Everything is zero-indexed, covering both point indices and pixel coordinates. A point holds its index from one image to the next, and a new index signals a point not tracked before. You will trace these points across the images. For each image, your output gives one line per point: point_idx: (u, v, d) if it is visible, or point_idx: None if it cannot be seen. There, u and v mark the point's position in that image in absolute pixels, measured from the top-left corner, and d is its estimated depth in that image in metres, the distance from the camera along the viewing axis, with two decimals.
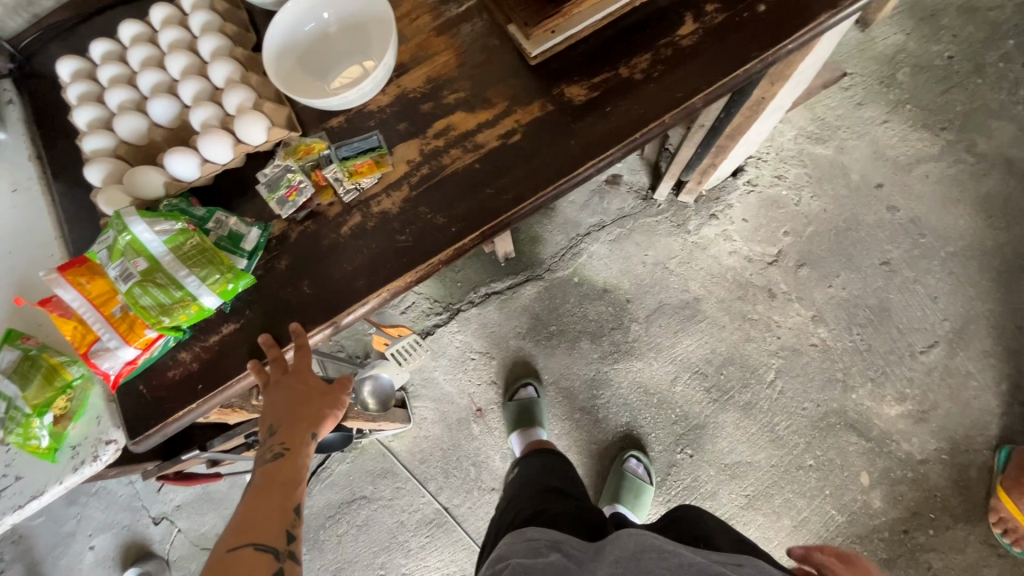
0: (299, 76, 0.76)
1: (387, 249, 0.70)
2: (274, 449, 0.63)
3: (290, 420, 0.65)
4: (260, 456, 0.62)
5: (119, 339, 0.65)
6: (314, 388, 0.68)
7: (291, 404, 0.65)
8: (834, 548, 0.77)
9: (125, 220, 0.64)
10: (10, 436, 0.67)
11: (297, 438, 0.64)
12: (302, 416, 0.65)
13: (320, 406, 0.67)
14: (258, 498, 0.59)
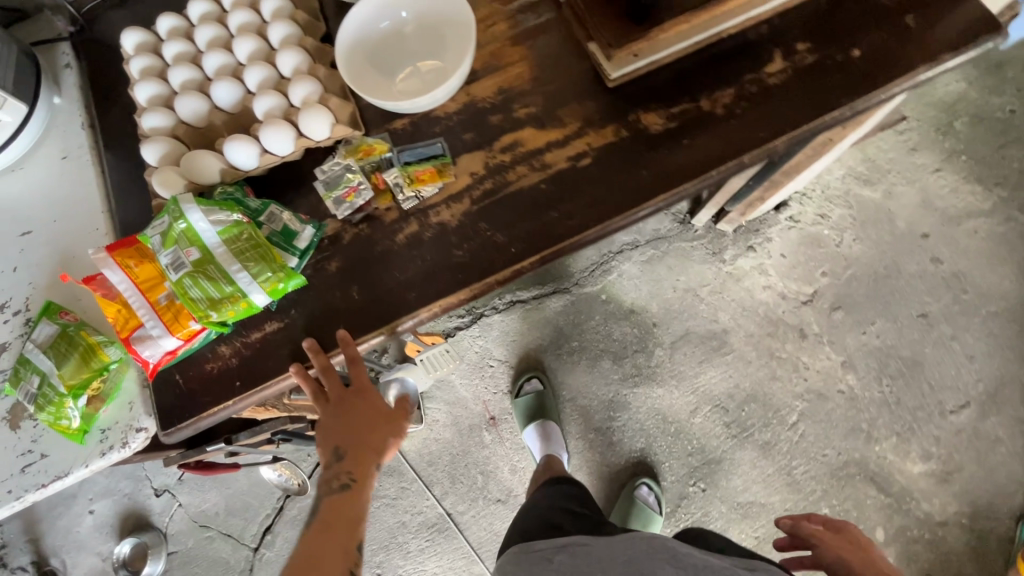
0: (368, 73, 0.73)
1: (443, 263, 0.68)
2: (342, 478, 0.64)
3: (355, 450, 0.65)
4: (329, 486, 0.63)
5: (163, 328, 0.63)
6: (377, 414, 0.67)
7: (359, 433, 0.66)
8: (822, 519, 0.90)
9: (182, 206, 0.62)
10: (41, 413, 0.65)
11: (362, 468, 0.65)
12: (368, 445, 0.66)
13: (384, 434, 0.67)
14: (327, 532, 0.62)
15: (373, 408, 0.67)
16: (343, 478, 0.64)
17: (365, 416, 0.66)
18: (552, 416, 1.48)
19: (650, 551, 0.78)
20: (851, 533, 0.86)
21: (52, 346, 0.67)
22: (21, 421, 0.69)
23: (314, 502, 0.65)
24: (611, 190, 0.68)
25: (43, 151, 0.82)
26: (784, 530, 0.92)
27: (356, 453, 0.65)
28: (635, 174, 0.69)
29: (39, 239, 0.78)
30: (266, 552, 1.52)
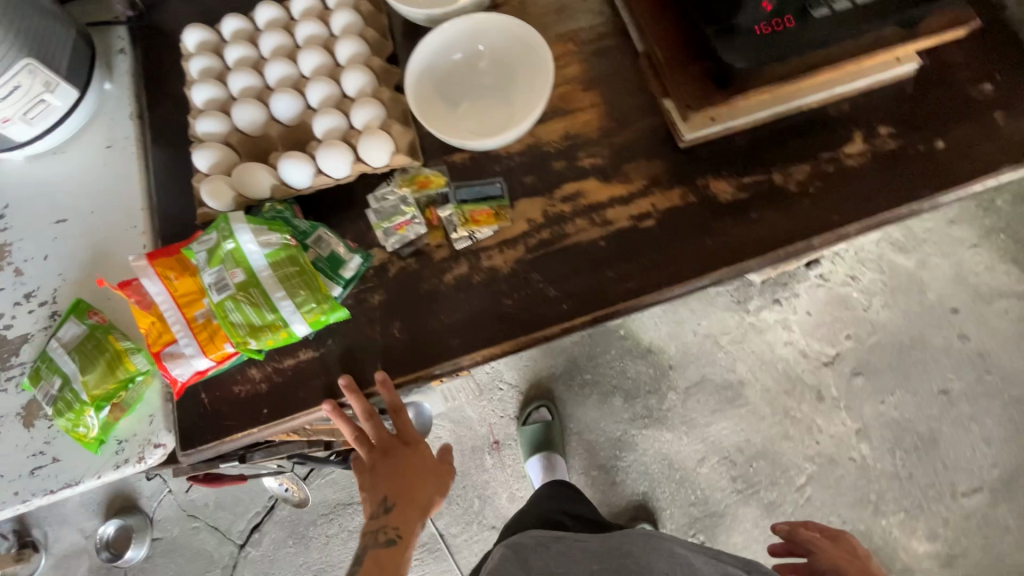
0: (434, 103, 0.71)
1: (491, 310, 0.66)
2: (388, 532, 0.61)
3: (401, 502, 0.62)
4: (373, 539, 0.60)
5: (196, 347, 0.60)
6: (425, 466, 0.64)
7: (408, 485, 0.63)
8: (821, 526, 0.85)
9: (232, 226, 0.60)
10: (59, 418, 0.63)
11: (408, 522, 0.62)
12: (415, 498, 0.63)
13: (430, 488, 0.64)
14: None
15: (421, 460, 0.64)
16: (388, 531, 0.61)
17: (412, 467, 0.63)
18: (557, 448, 1.45)
19: (647, 550, 0.79)
20: (848, 542, 0.83)
21: (77, 349, 0.65)
22: (35, 419, 0.67)
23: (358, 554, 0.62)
24: (673, 257, 0.66)
25: (86, 136, 0.80)
26: (778, 534, 0.88)
27: (402, 505, 0.62)
28: (699, 243, 0.66)
29: (74, 229, 0.75)
30: (252, 550, 1.50)
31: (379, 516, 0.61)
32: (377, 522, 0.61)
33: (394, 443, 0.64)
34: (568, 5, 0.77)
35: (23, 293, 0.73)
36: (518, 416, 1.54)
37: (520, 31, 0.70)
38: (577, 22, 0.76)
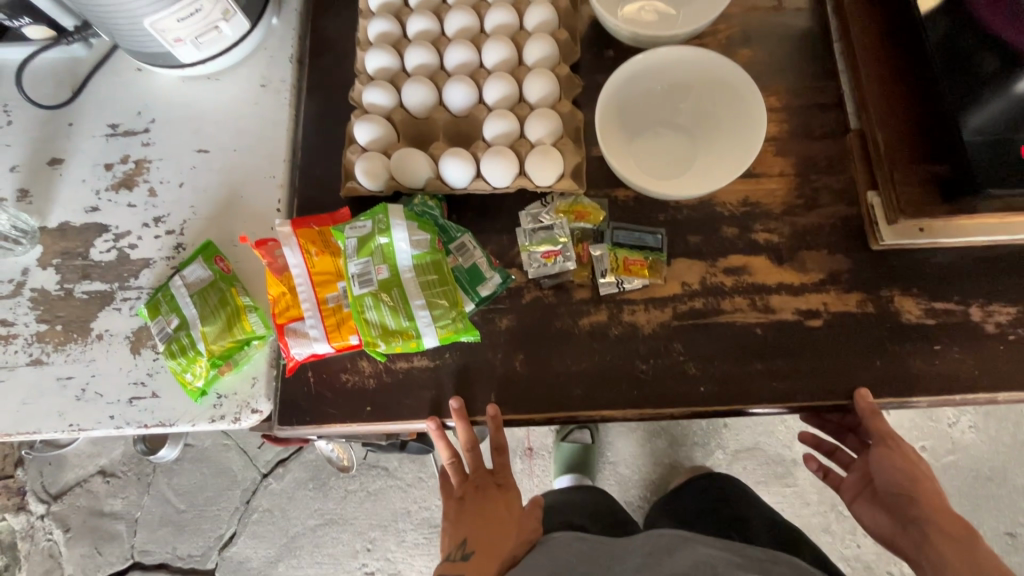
0: (615, 132, 0.65)
1: (621, 368, 0.61)
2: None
3: (482, 549, 0.62)
4: None
5: (322, 331, 0.58)
6: (509, 520, 0.66)
7: (490, 528, 0.64)
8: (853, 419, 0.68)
9: (389, 219, 0.57)
10: (169, 359, 0.62)
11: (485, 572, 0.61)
12: (495, 550, 0.63)
13: (508, 544, 0.65)
14: None
15: (507, 507, 0.67)
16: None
17: (499, 514, 0.66)
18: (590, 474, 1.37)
19: (668, 551, 0.68)
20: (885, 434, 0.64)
21: (200, 294, 0.63)
22: (143, 347, 0.67)
23: None
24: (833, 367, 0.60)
25: (244, 69, 0.77)
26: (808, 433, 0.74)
27: (480, 551, 0.62)
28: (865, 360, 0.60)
29: (212, 163, 0.73)
30: (273, 482, 1.53)
31: (458, 561, 0.61)
32: (454, 567, 0.61)
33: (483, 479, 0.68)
34: (780, 57, 0.70)
35: (152, 215, 0.72)
36: (556, 433, 1.46)
37: (746, 87, 0.61)
38: (785, 78, 0.69)
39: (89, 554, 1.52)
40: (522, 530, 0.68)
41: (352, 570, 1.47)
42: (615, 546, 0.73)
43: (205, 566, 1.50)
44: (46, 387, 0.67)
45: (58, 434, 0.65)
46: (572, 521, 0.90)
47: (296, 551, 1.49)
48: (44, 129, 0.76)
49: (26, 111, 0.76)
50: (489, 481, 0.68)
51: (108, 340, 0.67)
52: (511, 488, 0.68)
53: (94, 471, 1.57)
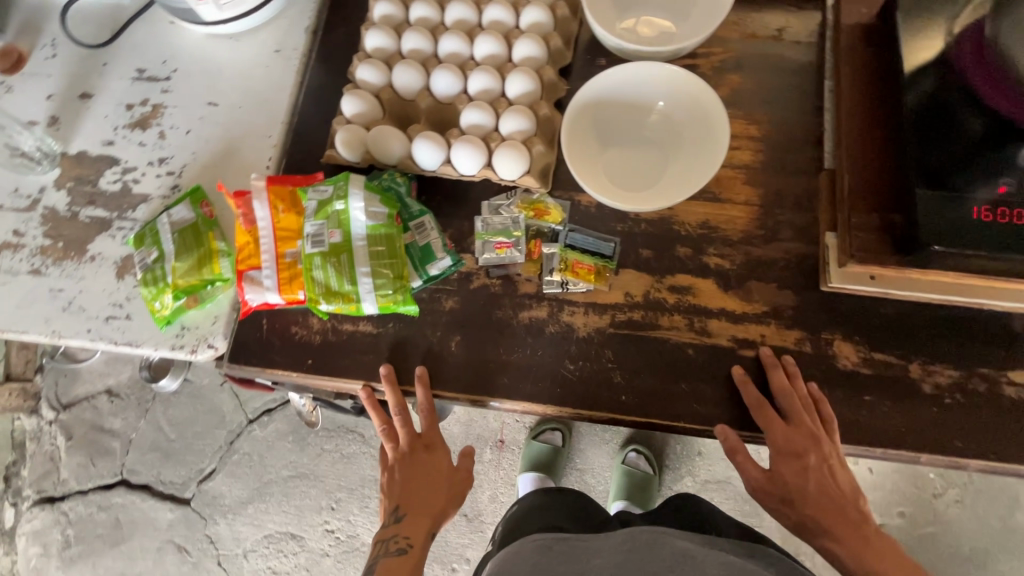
0: (585, 137, 0.67)
1: (551, 365, 0.63)
2: (398, 542, 0.63)
3: (413, 510, 0.65)
4: (385, 546, 0.62)
5: (274, 282, 0.62)
6: (439, 478, 0.69)
7: (419, 487, 0.67)
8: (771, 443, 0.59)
9: (349, 188, 0.61)
10: (143, 287, 0.68)
11: (418, 530, 0.64)
12: (426, 509, 0.66)
13: (441, 502, 0.68)
14: None
15: (436, 465, 0.70)
16: (399, 539, 0.63)
17: (429, 476, 0.68)
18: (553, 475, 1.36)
19: (648, 548, 0.65)
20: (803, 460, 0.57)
21: (179, 232, 0.69)
22: (127, 273, 0.73)
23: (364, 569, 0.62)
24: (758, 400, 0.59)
25: (263, 33, 0.82)
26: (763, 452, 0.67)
27: (412, 511, 0.65)
28: (796, 395, 0.58)
29: (218, 116, 0.79)
30: (257, 429, 1.62)
31: (391, 525, 0.64)
32: (388, 532, 0.64)
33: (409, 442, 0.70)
34: (770, 88, 0.70)
35: (158, 156, 0.78)
36: (529, 431, 1.47)
37: (707, 97, 0.63)
38: (771, 109, 0.69)
39: (85, 464, 1.64)
40: (454, 485, 0.70)
41: (315, 525, 1.54)
42: (595, 538, 0.70)
43: (183, 494, 1.60)
44: (39, 295, 0.74)
45: (41, 338, 0.72)
46: (551, 521, 0.82)
47: (266, 497, 1.57)
48: (81, 65, 0.84)
49: (70, 46, 0.84)
50: (417, 441, 0.70)
51: (99, 262, 0.74)
52: (438, 447, 0.70)
53: (101, 389, 1.69)
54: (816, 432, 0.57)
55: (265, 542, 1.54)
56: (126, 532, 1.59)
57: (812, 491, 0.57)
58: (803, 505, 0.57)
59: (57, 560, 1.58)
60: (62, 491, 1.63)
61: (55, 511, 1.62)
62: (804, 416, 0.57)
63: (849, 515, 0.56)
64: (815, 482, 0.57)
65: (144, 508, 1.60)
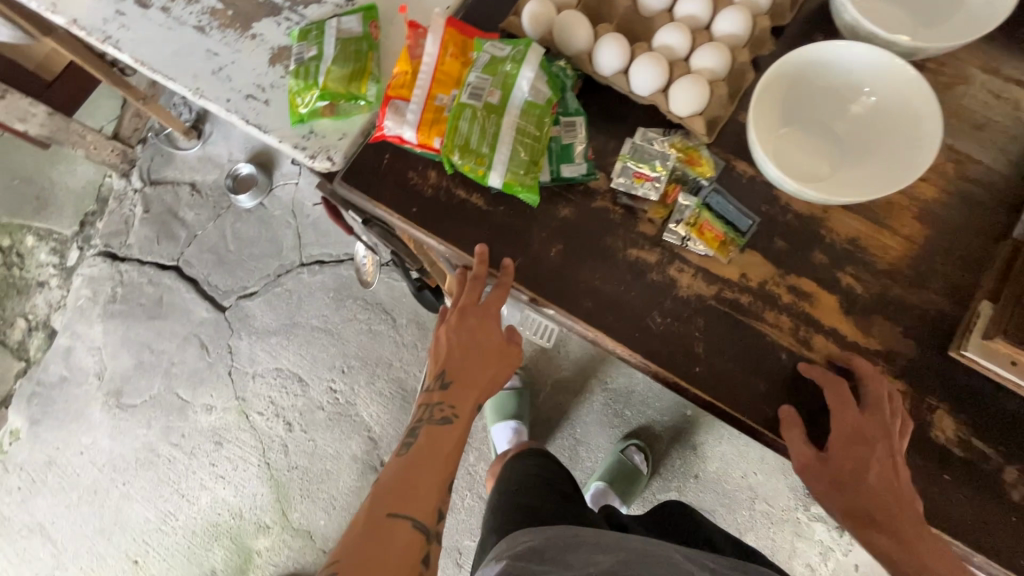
0: (773, 103, 0.62)
1: (639, 310, 0.61)
2: (445, 411, 0.68)
3: (460, 379, 0.70)
4: (433, 414, 0.67)
5: (417, 119, 0.62)
6: (489, 346, 0.72)
7: (470, 358, 0.71)
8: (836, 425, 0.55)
9: (526, 56, 0.59)
10: (293, 79, 0.69)
11: (464, 401, 0.69)
12: (473, 380, 0.70)
13: (490, 372, 0.72)
14: (417, 460, 0.64)
15: (488, 337, 0.73)
16: (445, 408, 0.68)
17: (480, 346, 0.72)
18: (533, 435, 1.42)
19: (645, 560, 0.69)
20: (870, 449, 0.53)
21: (344, 41, 0.69)
22: (279, 63, 0.75)
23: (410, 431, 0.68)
24: (832, 383, 0.55)
25: None
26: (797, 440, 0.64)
27: (460, 382, 0.70)
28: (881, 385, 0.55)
29: None
30: (305, 274, 1.69)
31: (441, 390, 0.69)
32: (437, 399, 0.69)
33: (465, 301, 0.72)
34: (988, 132, 0.62)
35: None
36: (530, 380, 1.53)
37: (925, 108, 0.57)
38: (978, 154, 0.62)
39: (151, 239, 1.76)
40: (504, 358, 0.74)
41: (321, 379, 1.61)
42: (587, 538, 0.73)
43: (221, 301, 1.68)
44: (196, 51, 0.76)
45: (184, 91, 0.75)
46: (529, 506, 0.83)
47: (291, 335, 1.65)
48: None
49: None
50: (475, 309, 0.72)
51: (258, 42, 0.76)
52: (490, 319, 0.73)
53: (187, 181, 1.82)
54: (891, 427, 0.53)
55: (274, 373, 1.62)
56: (164, 312, 1.69)
57: (872, 482, 0.53)
58: (855, 493, 0.54)
59: (99, 309, 1.70)
60: (123, 254, 1.75)
61: (113, 267, 1.73)
62: (885, 407, 0.54)
63: (903, 512, 0.53)
64: (876, 473, 0.53)
65: (184, 299, 1.69)
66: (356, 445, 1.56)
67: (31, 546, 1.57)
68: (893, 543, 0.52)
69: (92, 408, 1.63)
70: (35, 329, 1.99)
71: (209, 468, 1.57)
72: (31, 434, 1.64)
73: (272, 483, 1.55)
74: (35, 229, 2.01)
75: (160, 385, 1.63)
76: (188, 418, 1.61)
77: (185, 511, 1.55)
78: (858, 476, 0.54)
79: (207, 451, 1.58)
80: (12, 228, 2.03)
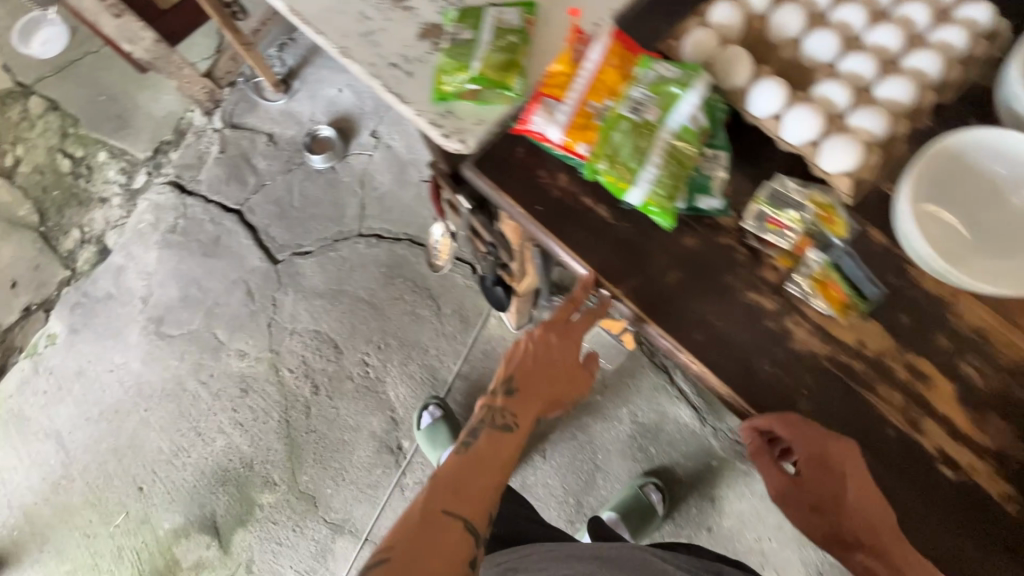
0: (931, 175, 0.61)
1: (748, 355, 0.60)
2: (509, 419, 0.76)
3: (525, 391, 0.78)
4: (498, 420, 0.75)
5: (567, 121, 0.62)
6: (563, 368, 0.80)
7: (541, 375, 0.79)
8: (803, 451, 0.57)
9: (694, 82, 0.59)
10: (444, 57, 0.70)
11: (526, 412, 0.77)
12: (538, 395, 0.79)
13: (556, 390, 0.80)
14: (475, 460, 0.72)
15: (562, 359, 0.80)
16: (507, 415, 0.76)
17: (554, 365, 0.80)
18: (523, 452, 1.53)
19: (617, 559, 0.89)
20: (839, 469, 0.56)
21: (503, 30, 0.70)
22: (427, 38, 0.75)
23: (471, 429, 0.75)
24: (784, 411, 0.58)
25: None
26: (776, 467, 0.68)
27: (524, 392, 0.78)
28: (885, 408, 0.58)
29: None
30: (361, 245, 1.70)
31: (507, 397, 0.77)
32: (503, 407, 0.76)
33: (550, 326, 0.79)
34: None
35: None
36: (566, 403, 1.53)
37: None
38: None
39: (221, 180, 1.79)
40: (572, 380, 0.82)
41: (356, 350, 1.62)
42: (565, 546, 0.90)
43: (276, 254, 1.70)
44: (349, 11, 0.77)
45: (330, 46, 0.76)
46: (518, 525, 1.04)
47: (335, 301, 1.66)
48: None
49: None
50: (556, 331, 0.80)
51: (411, 14, 0.77)
52: (567, 347, 0.80)
53: (266, 131, 1.85)
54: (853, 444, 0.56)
55: (312, 335, 1.63)
56: (219, 252, 1.71)
57: (850, 501, 0.56)
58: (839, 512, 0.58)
59: (157, 236, 1.73)
60: (191, 188, 1.78)
61: (179, 198, 1.76)
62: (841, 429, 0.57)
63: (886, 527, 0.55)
64: (852, 490, 0.56)
65: (240, 244, 1.71)
66: (376, 422, 1.56)
67: (42, 451, 1.59)
68: (878, 558, 0.55)
69: (131, 330, 1.66)
70: (89, 242, 2.05)
71: (230, 413, 1.58)
72: (68, 340, 1.67)
73: (288, 442, 1.56)
74: (110, 147, 2.06)
75: (200, 321, 1.65)
76: (220, 359, 1.62)
77: (198, 450, 1.56)
78: (835, 495, 0.58)
79: (232, 396, 1.60)
80: (89, 141, 2.09)
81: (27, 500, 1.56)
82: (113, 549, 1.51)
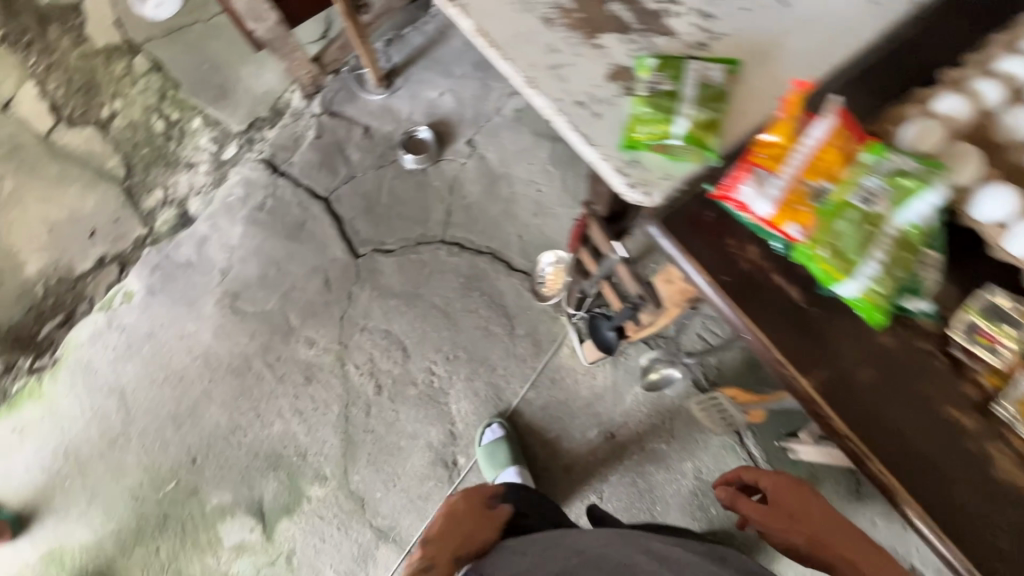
0: None
1: (943, 474, 0.56)
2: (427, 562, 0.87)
3: (446, 540, 0.91)
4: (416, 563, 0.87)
5: (784, 198, 0.61)
6: (474, 515, 0.96)
7: (458, 526, 0.94)
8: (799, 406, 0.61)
9: (932, 182, 0.58)
10: (643, 107, 0.69)
11: (442, 557, 0.89)
12: (454, 539, 0.92)
13: (471, 534, 0.94)
14: None
15: (472, 509, 0.97)
16: (426, 562, 0.87)
17: (467, 517, 0.96)
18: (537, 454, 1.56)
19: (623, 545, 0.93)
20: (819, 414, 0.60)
21: (707, 89, 0.69)
22: (617, 79, 0.73)
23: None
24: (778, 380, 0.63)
25: None
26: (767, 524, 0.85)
27: (445, 536, 0.92)
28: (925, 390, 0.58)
29: (780, 16, 0.75)
30: (443, 252, 1.69)
31: (428, 547, 0.89)
32: (423, 555, 0.88)
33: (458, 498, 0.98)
34: None
35: (706, 8, 0.76)
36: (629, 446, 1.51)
37: None
38: None
39: (313, 166, 1.80)
40: (486, 526, 0.97)
41: (424, 357, 1.60)
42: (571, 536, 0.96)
43: (357, 248, 1.71)
44: (537, 40, 0.76)
45: (514, 74, 0.75)
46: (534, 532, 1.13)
47: (410, 305, 1.65)
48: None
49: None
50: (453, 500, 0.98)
51: (601, 53, 0.74)
52: (472, 503, 0.98)
53: (363, 124, 1.86)
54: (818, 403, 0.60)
55: (382, 334, 1.62)
56: (303, 237, 1.71)
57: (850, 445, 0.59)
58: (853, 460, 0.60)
59: (245, 212, 1.74)
60: (284, 170, 1.80)
61: (271, 178, 1.78)
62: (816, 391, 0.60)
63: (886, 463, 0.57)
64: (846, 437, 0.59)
65: (324, 233, 1.72)
66: (434, 433, 1.54)
67: (105, 406, 1.60)
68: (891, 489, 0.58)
69: (207, 301, 1.67)
70: (171, 204, 2.08)
71: (291, 399, 1.58)
72: (144, 301, 1.69)
73: (344, 438, 1.55)
74: (206, 115, 2.10)
75: (276, 303, 1.65)
76: (290, 345, 1.62)
77: (255, 431, 1.56)
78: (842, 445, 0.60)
79: (296, 383, 1.59)
80: (186, 106, 2.13)
81: (83, 453, 1.57)
82: (160, 515, 1.52)
